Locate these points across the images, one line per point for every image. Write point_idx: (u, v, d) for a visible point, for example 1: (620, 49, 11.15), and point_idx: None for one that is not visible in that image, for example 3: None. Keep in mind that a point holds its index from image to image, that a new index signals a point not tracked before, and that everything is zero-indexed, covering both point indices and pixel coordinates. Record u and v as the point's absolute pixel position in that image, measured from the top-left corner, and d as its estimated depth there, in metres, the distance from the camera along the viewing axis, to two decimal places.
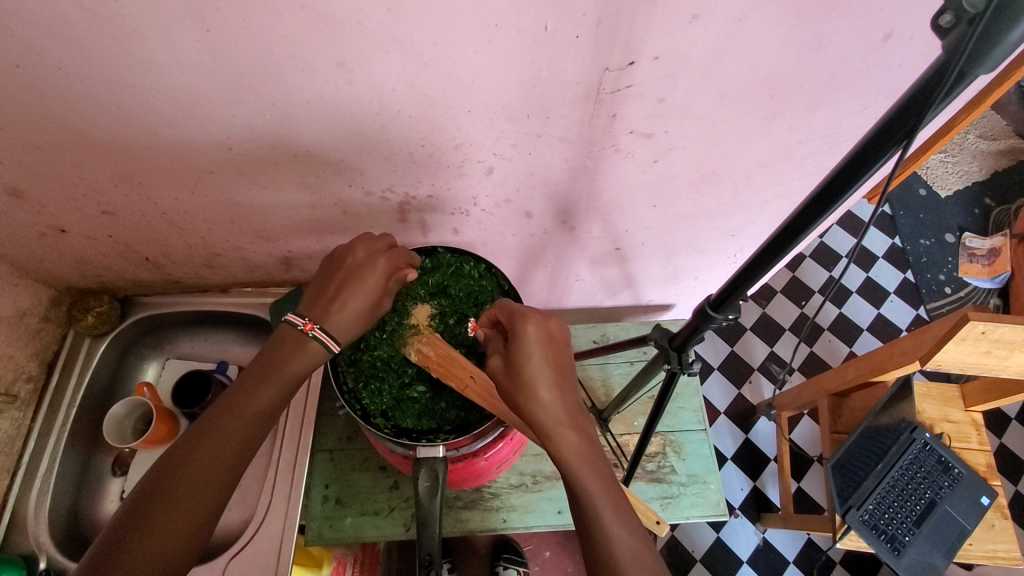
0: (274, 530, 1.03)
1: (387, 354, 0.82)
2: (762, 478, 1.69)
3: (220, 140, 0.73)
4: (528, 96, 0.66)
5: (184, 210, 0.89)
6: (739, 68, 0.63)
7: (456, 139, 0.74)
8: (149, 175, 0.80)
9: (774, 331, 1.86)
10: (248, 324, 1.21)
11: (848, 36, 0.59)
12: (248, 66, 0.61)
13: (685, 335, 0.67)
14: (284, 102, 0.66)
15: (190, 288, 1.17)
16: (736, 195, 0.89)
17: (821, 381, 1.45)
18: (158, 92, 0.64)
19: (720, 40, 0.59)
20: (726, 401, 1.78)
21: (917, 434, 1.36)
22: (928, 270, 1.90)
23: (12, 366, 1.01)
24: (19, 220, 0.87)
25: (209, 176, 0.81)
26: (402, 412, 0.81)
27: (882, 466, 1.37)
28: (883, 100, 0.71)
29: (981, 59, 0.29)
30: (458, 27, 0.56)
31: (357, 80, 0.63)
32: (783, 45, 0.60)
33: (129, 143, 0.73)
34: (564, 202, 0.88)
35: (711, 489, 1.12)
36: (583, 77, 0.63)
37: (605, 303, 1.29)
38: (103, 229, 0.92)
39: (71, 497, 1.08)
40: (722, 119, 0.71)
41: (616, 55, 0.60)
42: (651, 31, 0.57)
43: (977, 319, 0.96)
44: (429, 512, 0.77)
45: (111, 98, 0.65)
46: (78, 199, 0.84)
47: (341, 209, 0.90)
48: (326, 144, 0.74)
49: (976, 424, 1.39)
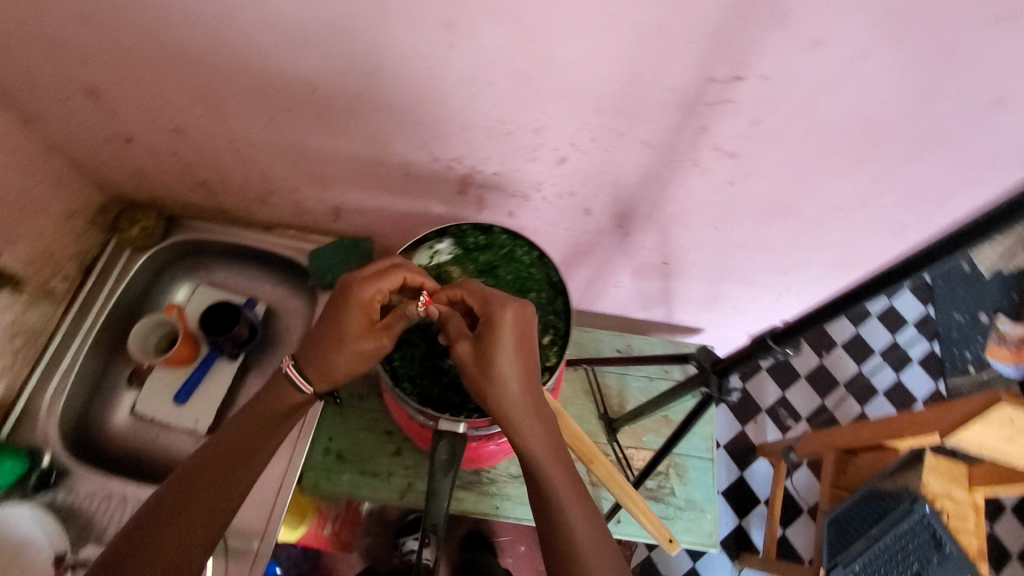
0: (275, 471, 1.05)
1: (427, 322, 0.83)
2: (749, 517, 1.68)
3: (306, 78, 0.73)
4: (623, 92, 0.65)
5: (251, 142, 0.89)
6: (845, 106, 0.62)
7: (537, 122, 0.73)
8: (226, 100, 0.80)
9: (788, 376, 1.85)
10: (284, 267, 1.22)
11: (964, 92, 0.58)
12: (357, 10, 0.60)
13: (732, 361, 0.67)
14: (379, 52, 0.66)
15: (235, 219, 1.17)
16: (802, 233, 0.88)
17: (832, 436, 1.44)
18: (259, 19, 0.64)
19: (833, 71, 0.58)
20: (728, 435, 1.77)
21: (916, 505, 1.29)
22: (955, 345, 1.86)
23: (52, 261, 1.03)
24: (89, 120, 0.88)
25: (284, 112, 0.81)
26: (430, 382, 0.82)
27: (875, 531, 1.33)
28: (979, 168, 0.69)
29: None
30: (576, 9, 0.55)
31: (459, 44, 0.63)
32: (894, 90, 0.59)
33: (216, 63, 0.73)
34: (628, 205, 0.87)
35: (708, 519, 1.12)
36: (685, 84, 0.62)
37: (636, 314, 1.28)
38: (168, 145, 0.92)
39: (83, 402, 1.09)
40: (812, 154, 0.70)
41: (725, 67, 0.59)
42: (766, 49, 0.56)
43: (1009, 404, 0.94)
44: (440, 485, 0.74)
45: (212, 17, 0.65)
46: (152, 111, 0.84)
47: (405, 170, 0.90)
48: (409, 103, 0.74)
49: (977, 508, 1.36)
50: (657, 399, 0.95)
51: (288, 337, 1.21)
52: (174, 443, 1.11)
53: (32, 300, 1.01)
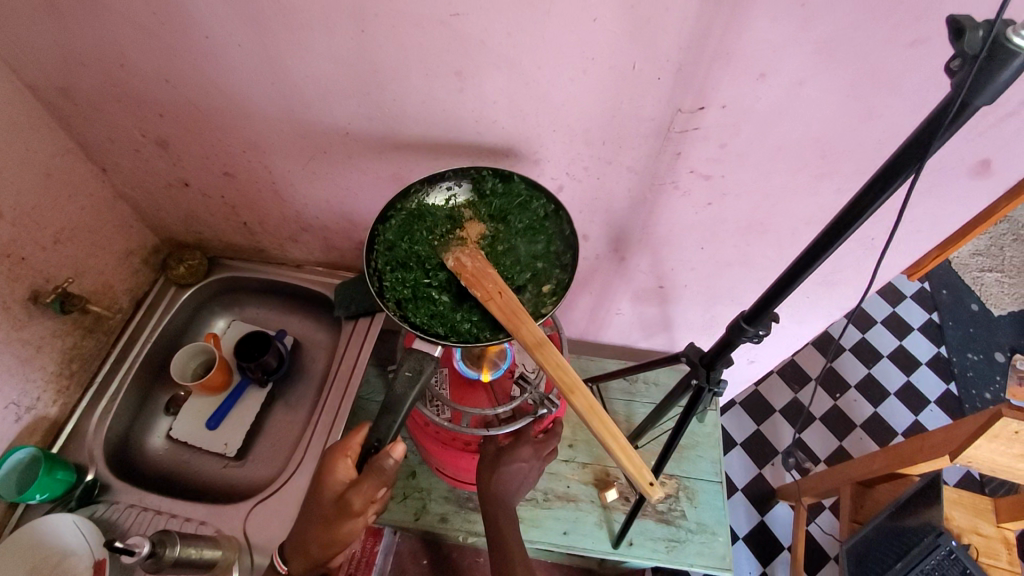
0: (300, 484, 0.87)
1: (426, 251, 0.69)
2: (773, 562, 1.54)
3: (216, 161, 0.82)
4: (513, 125, 0.67)
5: (198, 218, 0.95)
6: (755, 114, 0.60)
7: (536, 154, 0.71)
8: (136, 180, 0.88)
9: (800, 378, 1.79)
10: (316, 306, 1.07)
11: (826, 73, 0.55)
12: (363, 80, 0.65)
13: (715, 351, 0.61)
14: (259, 121, 0.73)
15: (272, 257, 1.04)
16: (783, 248, 0.80)
17: (846, 468, 1.29)
18: (306, 79, 0.66)
19: (676, 82, 0.58)
20: (746, 476, 1.65)
21: (943, 539, 1.15)
22: (973, 385, 1.76)
23: (84, 356, 0.91)
24: (151, 166, 0.85)
25: (192, 182, 0.87)
26: (415, 307, 0.67)
27: (901, 566, 1.16)
28: (965, 173, 0.63)
29: (981, 91, 0.31)
30: (428, 65, 0.61)
31: (317, 107, 0.70)
32: (745, 97, 0.58)
33: (121, 142, 0.81)
34: (623, 231, 0.82)
35: (721, 541, 0.95)
36: (568, 105, 0.63)
37: (640, 343, 1.13)
38: (117, 301, 0.96)
39: (121, 437, 0.93)
40: (776, 172, 0.67)
41: (577, 89, 0.61)
42: (586, 70, 0.59)
43: (1012, 417, 0.86)
44: (399, 405, 0.68)
45: (110, 95, 0.73)
46: (81, 269, 0.87)
47: (358, 237, 0.94)
48: (477, 155, 0.73)
49: (1010, 542, 1.17)
50: (652, 414, 0.84)
51: (316, 369, 1.04)
52: (205, 469, 0.95)
53: (89, 328, 0.91)
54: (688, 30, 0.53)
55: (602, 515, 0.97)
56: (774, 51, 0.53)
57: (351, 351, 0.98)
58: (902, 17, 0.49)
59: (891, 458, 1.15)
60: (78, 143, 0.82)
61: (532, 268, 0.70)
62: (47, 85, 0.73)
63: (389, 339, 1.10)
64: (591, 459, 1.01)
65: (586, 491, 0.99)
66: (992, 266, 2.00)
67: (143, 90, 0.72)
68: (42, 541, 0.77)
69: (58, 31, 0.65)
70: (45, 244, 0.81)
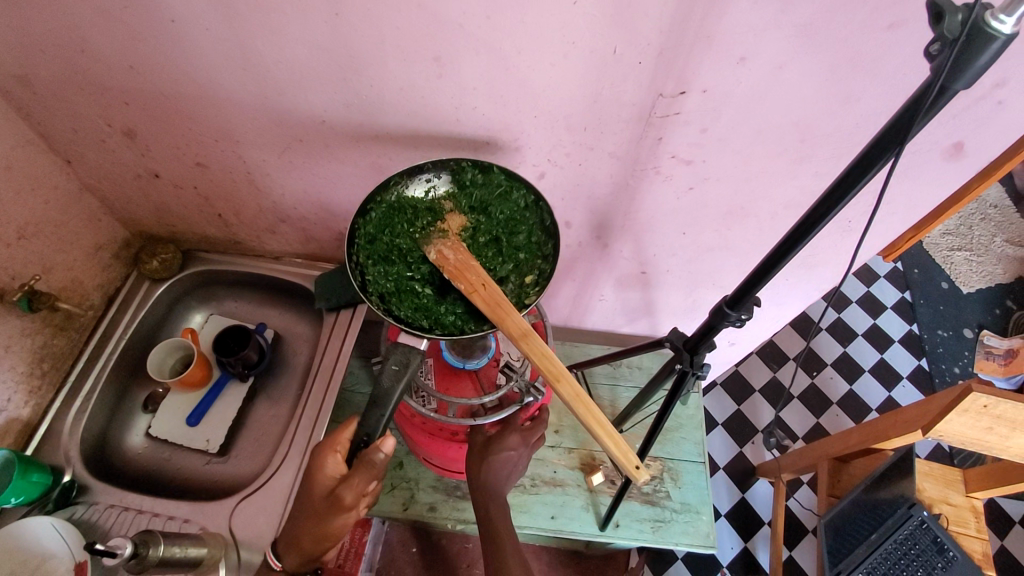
0: (286, 479, 0.86)
1: (408, 244, 0.69)
2: (754, 538, 1.58)
3: (187, 151, 0.79)
4: (493, 110, 0.66)
5: (171, 210, 0.93)
6: (734, 99, 0.60)
7: (517, 141, 0.70)
8: (103, 172, 0.85)
9: (778, 358, 1.83)
10: (296, 298, 1.05)
11: (805, 57, 0.55)
12: (338, 67, 0.63)
13: (697, 337, 0.62)
14: (231, 109, 0.71)
15: (249, 249, 1.02)
16: (762, 232, 0.81)
17: (823, 444, 1.32)
18: (279, 65, 0.64)
19: (656, 67, 0.58)
20: (727, 455, 1.69)
21: (915, 510, 1.20)
22: (943, 361, 1.82)
23: (56, 356, 0.89)
24: (119, 157, 0.82)
25: (162, 173, 0.84)
26: (399, 300, 0.67)
27: (876, 538, 1.21)
28: (939, 155, 0.64)
29: (960, 75, 0.31)
30: (406, 50, 0.60)
31: (291, 94, 0.68)
32: (725, 82, 0.58)
33: (86, 132, 0.77)
34: (604, 217, 0.82)
35: (705, 520, 0.97)
36: (549, 90, 0.62)
37: (623, 328, 1.14)
38: (88, 297, 0.93)
39: (98, 437, 0.91)
40: (755, 157, 0.67)
41: (556, 74, 0.60)
42: (566, 55, 0.58)
43: (981, 392, 0.89)
44: (387, 398, 0.68)
45: (72, 82, 0.70)
46: (48, 265, 0.84)
47: (338, 229, 0.92)
48: (457, 142, 0.72)
49: (977, 509, 1.22)
50: (637, 397, 0.84)
51: (298, 362, 1.03)
52: (187, 466, 0.94)
53: (60, 326, 0.88)
54: (669, 14, 0.52)
55: (589, 499, 0.98)
56: (753, 35, 0.53)
57: (333, 344, 0.97)
58: (879, 1, 0.49)
59: (866, 433, 1.19)
60: (40, 134, 0.78)
61: (514, 259, 0.69)
62: (4, 73, 0.70)
63: (372, 330, 1.09)
64: (576, 444, 1.02)
65: (573, 475, 1.00)
66: (962, 246, 2.06)
67: (107, 78, 0.69)
68: (22, 547, 0.75)
69: (11, 15, 0.62)
70: (10, 240, 0.78)
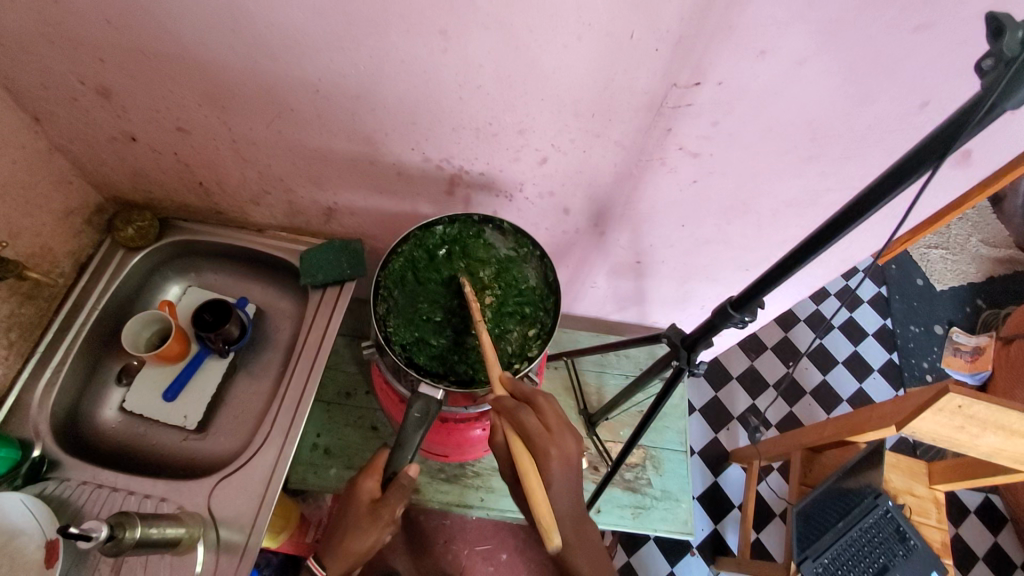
0: (267, 460, 0.84)
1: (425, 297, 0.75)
2: (723, 520, 1.62)
3: (168, 113, 0.74)
4: (499, 90, 0.63)
5: (148, 175, 0.87)
6: (750, 94, 0.58)
7: (522, 123, 0.67)
8: (74, 132, 0.79)
9: (756, 348, 1.86)
10: (279, 273, 1.02)
11: (827, 56, 0.53)
12: (337, 38, 0.59)
13: (699, 333, 0.61)
14: (219, 73, 0.67)
15: (231, 220, 0.97)
16: (760, 228, 0.81)
17: (799, 435, 1.35)
18: (272, 29, 0.60)
19: (673, 57, 0.56)
20: (703, 440, 1.73)
21: (880, 500, 1.25)
22: (914, 355, 1.87)
23: (24, 325, 0.84)
24: (93, 118, 0.77)
25: (140, 136, 0.79)
26: (417, 349, 0.73)
27: (842, 525, 1.25)
28: (945, 163, 0.63)
29: (1014, 91, 0.31)
30: (413, 23, 0.56)
31: (283, 62, 0.64)
32: (742, 75, 0.56)
33: (58, 89, 0.72)
34: (604, 205, 0.80)
35: (684, 508, 0.99)
36: (561, 72, 0.59)
37: (611, 316, 1.14)
38: (58, 264, 0.88)
39: (68, 411, 0.88)
40: (764, 154, 0.66)
41: (569, 56, 0.57)
42: (581, 36, 0.55)
43: (956, 392, 0.91)
44: (409, 435, 0.68)
45: (42, 34, 0.64)
46: (14, 229, 0.79)
47: (327, 203, 0.89)
48: (457, 122, 0.69)
49: (940, 502, 1.28)
50: (627, 389, 0.84)
51: (281, 339, 1.00)
52: (163, 442, 0.91)
53: (28, 295, 0.84)
54: (691, 2, 0.50)
55: None
56: (777, 29, 0.51)
57: (319, 324, 0.94)
58: (907, 2, 0.48)
59: (841, 426, 1.21)
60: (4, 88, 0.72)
61: (519, 312, 0.76)
62: None
63: (357, 308, 1.07)
64: None
65: None
66: (938, 243, 2.10)
67: (82, 33, 0.64)
68: None
69: None
70: None
